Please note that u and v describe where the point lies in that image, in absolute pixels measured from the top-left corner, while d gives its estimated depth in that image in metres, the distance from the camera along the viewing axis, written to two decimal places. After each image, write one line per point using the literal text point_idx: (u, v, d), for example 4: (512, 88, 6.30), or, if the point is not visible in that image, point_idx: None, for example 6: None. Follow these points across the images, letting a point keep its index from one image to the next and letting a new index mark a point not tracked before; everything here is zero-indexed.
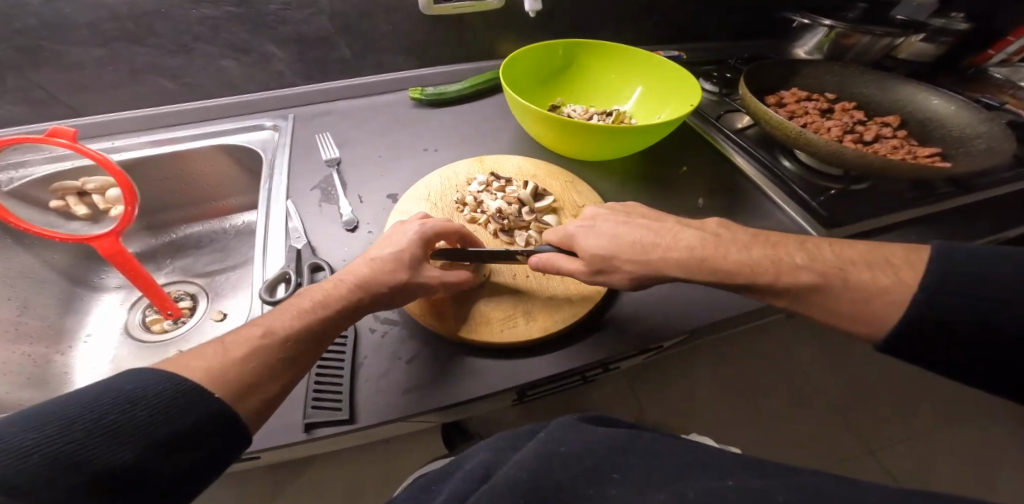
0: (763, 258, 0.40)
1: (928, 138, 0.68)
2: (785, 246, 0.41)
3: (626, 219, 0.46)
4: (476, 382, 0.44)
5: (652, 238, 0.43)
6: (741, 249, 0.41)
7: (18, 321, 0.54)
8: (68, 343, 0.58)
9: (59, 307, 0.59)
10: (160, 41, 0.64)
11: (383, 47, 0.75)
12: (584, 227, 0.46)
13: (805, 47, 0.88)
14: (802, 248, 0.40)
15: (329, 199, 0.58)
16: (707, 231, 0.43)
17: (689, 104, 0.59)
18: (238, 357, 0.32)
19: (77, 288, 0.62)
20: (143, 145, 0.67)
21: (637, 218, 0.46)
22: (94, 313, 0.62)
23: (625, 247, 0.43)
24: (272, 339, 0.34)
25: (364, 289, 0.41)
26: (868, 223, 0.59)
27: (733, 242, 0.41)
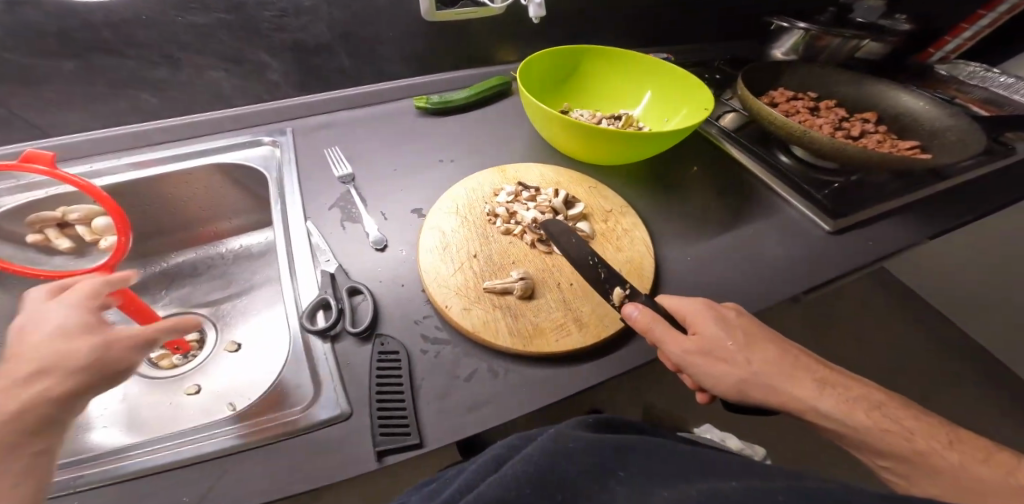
0: (757, 371, 0.39)
1: (903, 132, 0.75)
2: (803, 376, 0.39)
3: (748, 329, 0.42)
4: (540, 392, 0.43)
5: (747, 348, 0.40)
6: (757, 356, 0.40)
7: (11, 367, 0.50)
8: None
9: None
10: (141, 51, 0.57)
11: (384, 55, 0.71)
12: (708, 315, 0.42)
13: (781, 49, 0.93)
14: (824, 387, 0.38)
15: (351, 217, 0.56)
16: (817, 374, 0.39)
17: (704, 107, 0.61)
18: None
19: (67, 327, 0.58)
20: (124, 167, 0.60)
21: (761, 332, 0.42)
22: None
23: (721, 345, 0.40)
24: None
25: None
26: (866, 211, 0.64)
27: (832, 391, 0.38)
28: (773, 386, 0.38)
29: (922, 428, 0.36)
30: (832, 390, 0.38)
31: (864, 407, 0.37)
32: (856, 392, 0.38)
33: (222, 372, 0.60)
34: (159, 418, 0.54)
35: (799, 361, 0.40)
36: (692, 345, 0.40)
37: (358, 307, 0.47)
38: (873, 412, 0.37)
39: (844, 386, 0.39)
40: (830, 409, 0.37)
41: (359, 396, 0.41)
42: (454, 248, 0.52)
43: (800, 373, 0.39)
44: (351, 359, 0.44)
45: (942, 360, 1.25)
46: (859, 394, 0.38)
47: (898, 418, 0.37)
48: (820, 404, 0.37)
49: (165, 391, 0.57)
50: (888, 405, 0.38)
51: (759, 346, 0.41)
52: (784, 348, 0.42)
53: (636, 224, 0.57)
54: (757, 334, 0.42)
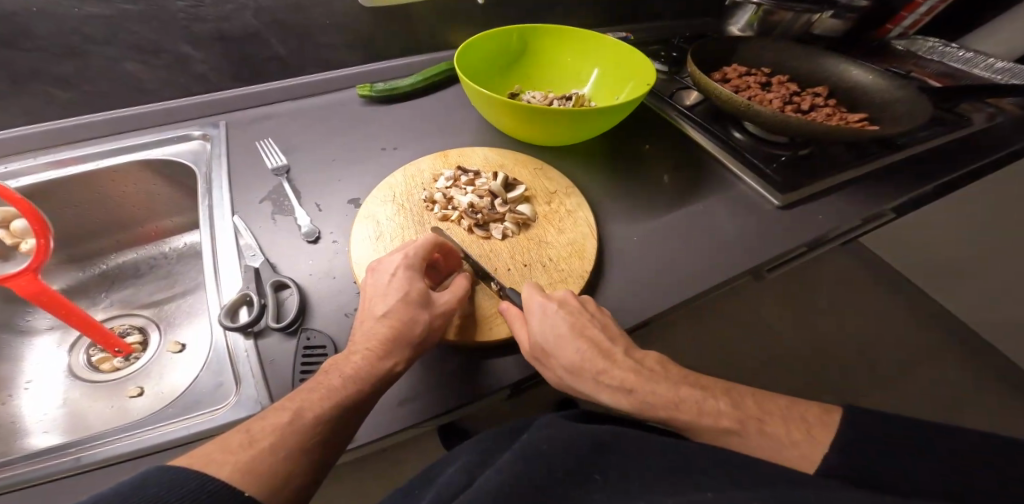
0: (563, 371, 0.39)
1: (855, 105, 0.74)
2: (599, 371, 0.39)
3: (580, 323, 0.40)
4: (475, 382, 0.42)
5: (560, 347, 0.39)
6: (561, 359, 0.39)
7: None
8: (8, 391, 0.52)
9: None
10: (43, 45, 0.53)
11: (321, 43, 0.68)
12: (541, 311, 0.41)
13: (737, 25, 0.92)
14: (603, 384, 0.38)
15: (282, 210, 0.53)
16: (629, 365, 0.39)
17: (646, 84, 0.59)
18: (269, 443, 0.30)
19: (3, 333, 0.56)
20: (40, 167, 0.57)
21: (591, 325, 0.41)
22: (29, 357, 0.57)
23: (537, 348, 0.40)
24: (303, 422, 0.32)
25: (388, 351, 0.37)
26: (817, 184, 0.63)
27: (634, 383, 0.38)
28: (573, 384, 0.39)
29: (670, 398, 0.38)
30: (604, 382, 0.39)
31: (623, 396, 0.38)
32: (623, 378, 0.38)
33: (165, 373, 0.58)
34: (99, 422, 0.52)
35: (602, 351, 0.40)
36: (528, 347, 0.40)
37: (284, 302, 0.45)
38: (632, 399, 0.38)
39: (633, 374, 0.39)
40: (607, 402, 0.39)
41: (282, 394, 0.40)
42: (388, 238, 0.50)
43: (600, 369, 0.39)
44: (275, 356, 0.42)
45: (911, 332, 1.27)
46: (631, 381, 0.38)
47: (648, 398, 0.38)
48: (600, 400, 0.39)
49: (108, 394, 0.56)
50: (644, 387, 0.38)
51: (567, 342, 0.39)
52: (599, 340, 0.40)
53: (580, 205, 0.55)
54: (569, 330, 0.39)
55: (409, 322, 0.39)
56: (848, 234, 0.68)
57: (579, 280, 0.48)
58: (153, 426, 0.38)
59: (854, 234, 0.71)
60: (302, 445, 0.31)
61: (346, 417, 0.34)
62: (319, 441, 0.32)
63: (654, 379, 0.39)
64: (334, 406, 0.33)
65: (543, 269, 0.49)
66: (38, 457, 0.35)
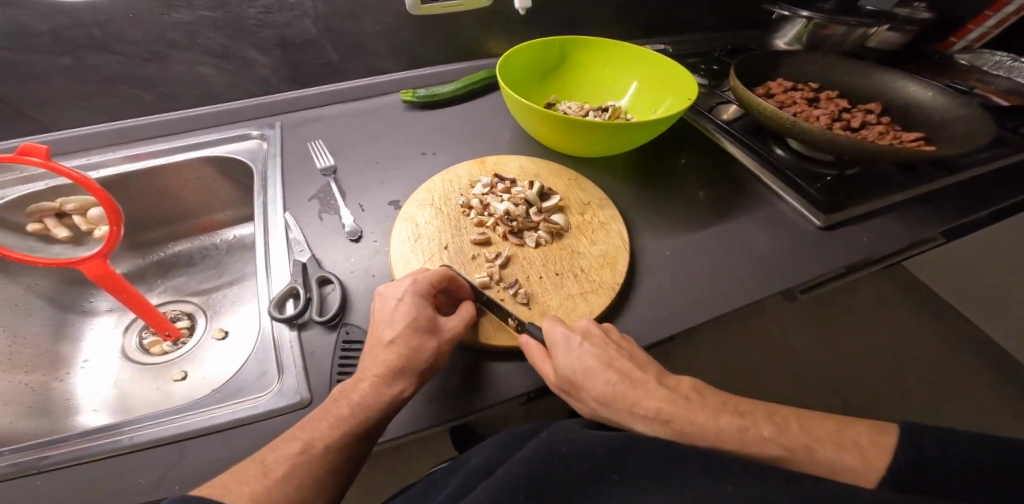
0: (595, 401, 0.39)
1: (909, 123, 0.71)
2: (631, 403, 0.38)
3: (606, 354, 0.40)
4: (502, 386, 0.43)
5: (591, 377, 0.39)
6: (592, 392, 0.39)
7: (9, 352, 0.55)
8: (65, 369, 0.58)
9: (52, 336, 0.60)
10: (131, 49, 0.58)
11: (370, 50, 0.71)
12: (566, 337, 0.41)
13: (784, 38, 0.89)
14: (637, 414, 0.37)
15: (328, 208, 0.56)
16: (678, 393, 0.38)
17: (687, 97, 0.59)
18: (281, 473, 0.32)
19: (68, 314, 0.63)
20: (119, 161, 0.62)
21: (619, 357, 0.40)
22: (88, 338, 0.63)
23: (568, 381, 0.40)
24: (311, 452, 0.34)
25: (393, 378, 0.38)
26: (862, 206, 0.61)
27: (700, 409, 0.37)
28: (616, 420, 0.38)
29: (713, 431, 0.35)
30: (638, 412, 0.37)
31: (659, 425, 0.36)
32: (658, 408, 0.37)
33: (207, 359, 0.62)
34: (144, 403, 0.57)
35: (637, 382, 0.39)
36: (552, 379, 0.41)
37: (327, 297, 0.47)
38: (667, 428, 0.36)
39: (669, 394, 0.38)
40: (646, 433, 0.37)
41: (322, 385, 0.42)
42: (425, 240, 0.52)
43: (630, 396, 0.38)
44: (317, 348, 0.44)
45: (961, 364, 1.18)
46: (661, 407, 0.37)
47: (684, 428, 0.35)
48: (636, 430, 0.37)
49: (154, 376, 0.60)
50: (684, 415, 0.36)
51: (595, 376, 0.39)
52: (628, 371, 0.39)
53: (613, 217, 0.56)
54: (596, 365, 0.39)
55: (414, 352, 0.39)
56: (890, 258, 0.65)
57: (607, 291, 0.48)
58: (196, 410, 0.41)
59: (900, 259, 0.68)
60: (308, 475, 0.33)
61: (350, 447, 0.35)
62: (331, 467, 0.34)
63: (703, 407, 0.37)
64: (341, 437, 0.35)
65: (574, 279, 0.49)
66: (88, 436, 0.39)
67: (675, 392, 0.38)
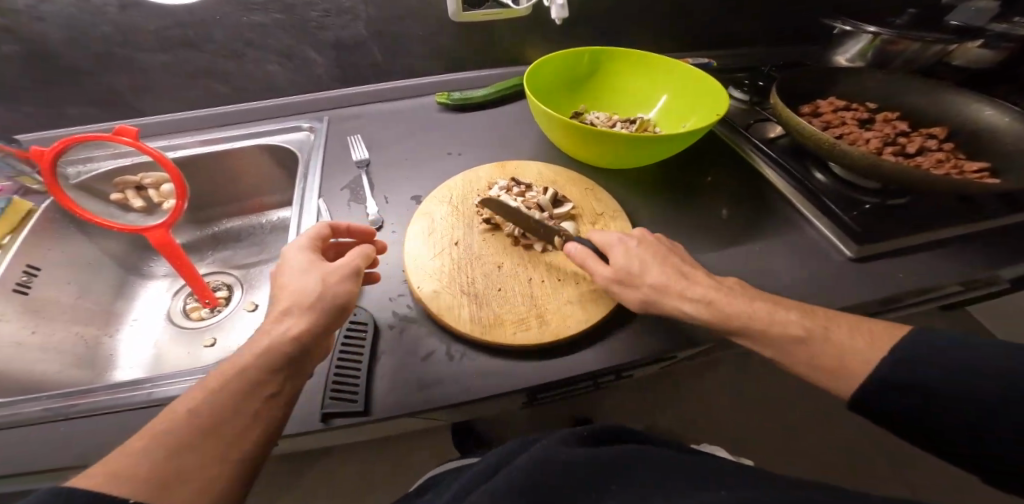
0: (650, 289, 0.43)
1: (978, 152, 0.64)
2: (684, 285, 0.43)
3: (662, 251, 0.46)
4: (490, 382, 0.45)
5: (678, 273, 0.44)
6: (648, 277, 0.44)
7: (76, 304, 0.62)
8: (116, 326, 0.65)
9: (113, 294, 0.67)
10: (214, 47, 0.67)
11: (414, 53, 0.76)
12: (622, 239, 0.47)
13: (846, 54, 0.83)
14: (678, 290, 0.43)
15: (357, 198, 0.61)
16: (724, 285, 0.45)
17: (717, 112, 0.57)
18: (147, 447, 0.28)
19: (129, 275, 0.71)
20: (193, 144, 0.71)
21: (672, 255, 0.46)
22: (140, 298, 0.70)
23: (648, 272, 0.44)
24: (183, 422, 0.30)
25: (273, 351, 0.35)
26: (906, 238, 0.56)
27: (740, 294, 0.43)
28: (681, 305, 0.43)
29: (749, 311, 0.42)
30: (687, 295, 0.43)
31: (704, 305, 0.42)
32: (704, 292, 0.43)
33: (236, 329, 0.68)
34: (178, 363, 0.63)
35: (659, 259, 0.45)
36: (609, 273, 0.45)
37: None
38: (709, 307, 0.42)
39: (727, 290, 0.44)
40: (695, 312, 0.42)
41: (324, 361, 0.46)
42: (438, 235, 0.55)
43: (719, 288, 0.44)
44: None
45: None
46: (707, 291, 0.43)
47: (726, 307, 0.42)
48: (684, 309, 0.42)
49: (189, 341, 0.67)
50: (724, 297, 0.43)
51: (658, 267, 0.44)
52: (681, 267, 0.45)
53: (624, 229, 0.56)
54: (662, 259, 0.45)
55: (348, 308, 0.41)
56: (945, 298, 0.59)
57: (606, 301, 0.48)
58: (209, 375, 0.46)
59: (949, 302, 0.61)
60: (179, 448, 0.29)
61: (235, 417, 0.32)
62: (225, 462, 0.30)
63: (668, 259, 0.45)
64: (220, 406, 0.31)
65: (575, 285, 0.50)
66: (119, 387, 0.45)
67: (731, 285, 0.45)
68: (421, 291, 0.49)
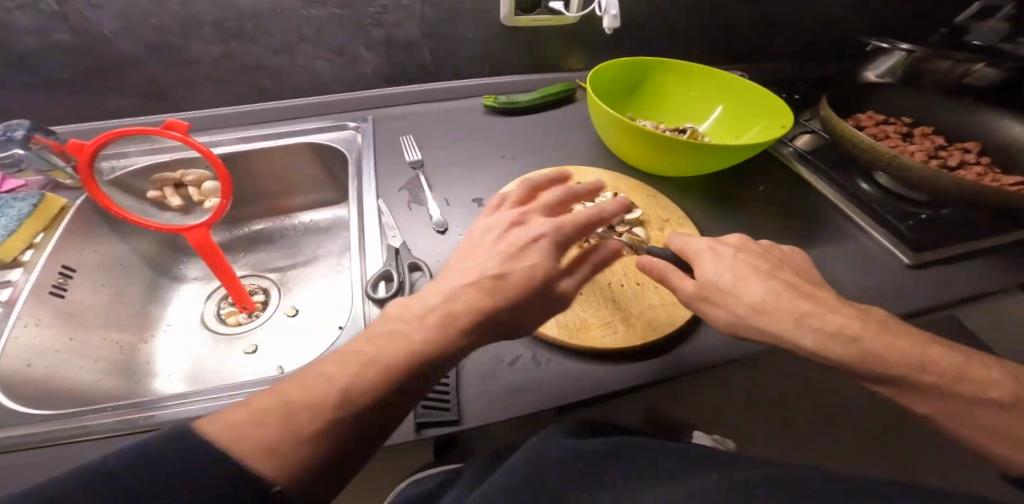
0: (745, 309, 0.37)
1: (1015, 167, 0.67)
2: (790, 313, 0.37)
3: (767, 270, 0.40)
4: (583, 388, 0.44)
5: (805, 302, 0.37)
6: (744, 296, 0.38)
7: (110, 307, 0.57)
8: (150, 331, 0.60)
9: (145, 297, 0.62)
10: (270, 40, 0.66)
11: (465, 55, 0.76)
12: (711, 247, 0.42)
13: (876, 71, 0.87)
14: (806, 325, 0.36)
15: (418, 200, 0.60)
16: (859, 313, 0.38)
17: (780, 123, 0.59)
18: None
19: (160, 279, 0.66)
20: (231, 142, 0.69)
21: (780, 272, 0.40)
22: (175, 302, 0.65)
23: (748, 292, 0.38)
24: None
25: None
26: (956, 248, 0.58)
27: (889, 329, 0.37)
28: (789, 337, 0.36)
29: (903, 357, 0.35)
30: (811, 323, 0.36)
31: (841, 341, 0.35)
32: (841, 324, 0.36)
33: None
34: (218, 371, 0.58)
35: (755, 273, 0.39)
36: (688, 288, 0.40)
37: (418, 282, 0.50)
38: (852, 346, 0.35)
39: (851, 320, 0.36)
40: (810, 345, 0.36)
41: None
42: None
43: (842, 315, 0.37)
44: None
45: None
46: (844, 325, 0.36)
47: (869, 344, 0.35)
48: (802, 342, 0.36)
49: (225, 346, 0.61)
50: (869, 334, 0.36)
51: (744, 282, 0.38)
52: (794, 283, 0.40)
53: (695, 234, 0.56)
54: (756, 273, 0.39)
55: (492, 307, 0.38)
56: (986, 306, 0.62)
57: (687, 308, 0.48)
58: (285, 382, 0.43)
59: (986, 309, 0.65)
60: None
61: None
62: None
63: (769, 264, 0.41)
64: None
65: (654, 290, 0.50)
66: (186, 398, 0.41)
67: (854, 311, 0.38)
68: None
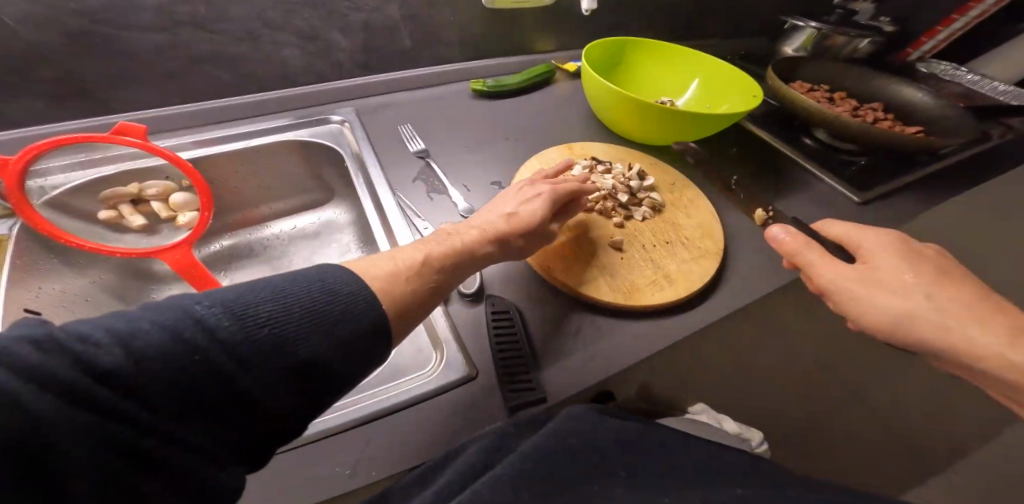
0: (899, 307, 0.40)
1: (906, 119, 0.84)
2: (951, 318, 0.38)
3: (949, 287, 0.40)
4: (647, 343, 0.47)
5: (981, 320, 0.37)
6: (894, 294, 0.40)
7: None
8: None
9: None
10: (229, 27, 0.57)
11: (442, 39, 0.73)
12: (878, 249, 0.43)
13: (791, 46, 0.98)
14: (964, 336, 0.37)
15: (437, 190, 0.58)
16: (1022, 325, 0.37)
17: (753, 91, 0.67)
18: None
19: (134, 310, 0.59)
20: (189, 147, 0.59)
21: (967, 292, 0.39)
22: None
23: (913, 298, 0.40)
24: None
25: None
26: (885, 188, 0.72)
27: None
28: (936, 333, 0.38)
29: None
30: (969, 332, 0.37)
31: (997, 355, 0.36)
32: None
33: None
34: None
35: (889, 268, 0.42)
36: (825, 274, 0.44)
37: None
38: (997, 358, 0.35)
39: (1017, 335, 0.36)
40: (965, 350, 0.37)
41: (482, 354, 0.44)
42: None
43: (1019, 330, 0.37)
44: (467, 321, 0.46)
45: None
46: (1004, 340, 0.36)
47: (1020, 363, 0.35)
48: (962, 345, 0.37)
49: None
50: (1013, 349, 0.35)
51: (907, 282, 0.41)
52: (984, 300, 0.39)
53: (698, 195, 0.62)
54: (932, 281, 0.40)
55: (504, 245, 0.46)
56: None
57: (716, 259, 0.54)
58: (369, 395, 0.40)
59: None
60: None
61: None
62: None
63: (945, 283, 0.40)
64: None
65: (683, 247, 0.55)
66: None
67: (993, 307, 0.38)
68: (552, 271, 0.49)
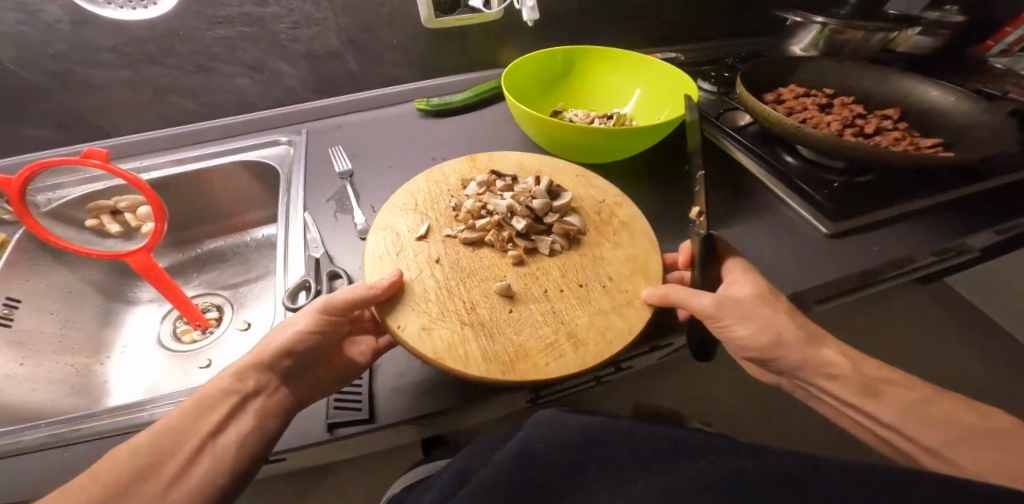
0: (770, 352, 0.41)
1: (929, 130, 0.69)
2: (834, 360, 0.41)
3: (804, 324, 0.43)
4: (495, 380, 0.46)
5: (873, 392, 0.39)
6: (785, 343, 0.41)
7: (61, 335, 0.60)
8: (105, 353, 0.64)
9: (97, 323, 0.66)
10: (179, 62, 0.65)
11: (389, 61, 0.76)
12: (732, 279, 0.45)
13: (800, 45, 0.87)
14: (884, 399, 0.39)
15: (344, 209, 0.61)
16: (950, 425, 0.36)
17: (687, 102, 0.60)
18: None
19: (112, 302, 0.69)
20: (166, 164, 0.69)
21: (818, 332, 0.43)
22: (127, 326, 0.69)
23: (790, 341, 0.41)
24: None
25: None
26: (869, 216, 0.60)
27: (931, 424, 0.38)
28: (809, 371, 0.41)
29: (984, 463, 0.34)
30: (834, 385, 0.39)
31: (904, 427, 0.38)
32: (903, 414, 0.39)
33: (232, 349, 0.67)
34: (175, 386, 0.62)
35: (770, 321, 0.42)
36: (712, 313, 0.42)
37: (336, 290, 0.52)
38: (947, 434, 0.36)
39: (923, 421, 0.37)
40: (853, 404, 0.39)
41: None
42: (410, 252, 0.52)
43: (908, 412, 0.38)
44: None
45: None
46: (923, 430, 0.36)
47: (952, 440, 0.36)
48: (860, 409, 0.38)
49: (182, 362, 0.65)
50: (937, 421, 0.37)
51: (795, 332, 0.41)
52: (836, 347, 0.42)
53: (632, 216, 0.58)
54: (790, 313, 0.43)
55: (291, 404, 0.40)
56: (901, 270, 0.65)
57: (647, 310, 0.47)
58: None
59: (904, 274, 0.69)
60: None
61: None
62: None
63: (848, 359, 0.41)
64: None
65: (603, 293, 0.49)
66: (113, 411, 0.43)
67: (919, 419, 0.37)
68: (413, 334, 0.43)
